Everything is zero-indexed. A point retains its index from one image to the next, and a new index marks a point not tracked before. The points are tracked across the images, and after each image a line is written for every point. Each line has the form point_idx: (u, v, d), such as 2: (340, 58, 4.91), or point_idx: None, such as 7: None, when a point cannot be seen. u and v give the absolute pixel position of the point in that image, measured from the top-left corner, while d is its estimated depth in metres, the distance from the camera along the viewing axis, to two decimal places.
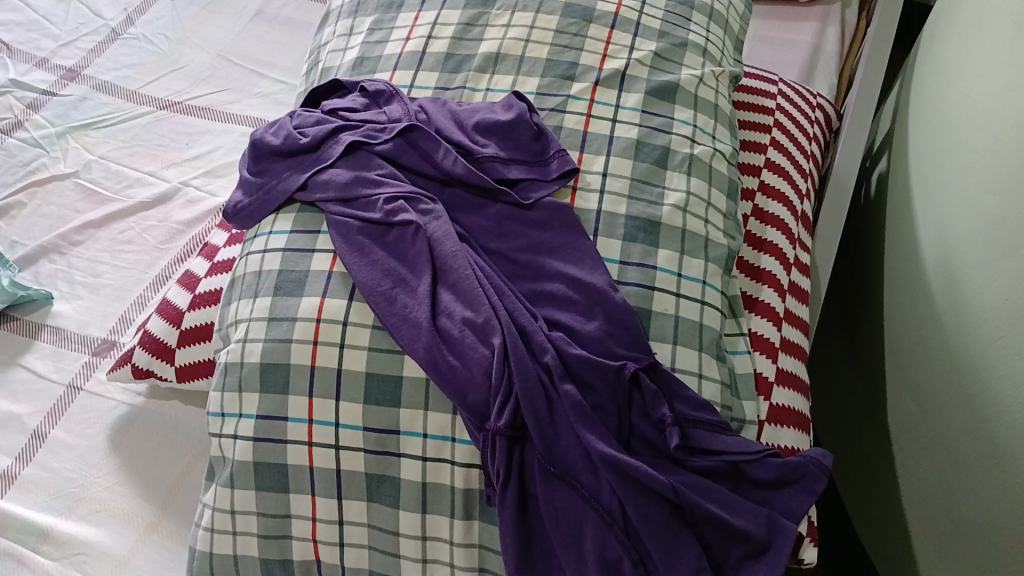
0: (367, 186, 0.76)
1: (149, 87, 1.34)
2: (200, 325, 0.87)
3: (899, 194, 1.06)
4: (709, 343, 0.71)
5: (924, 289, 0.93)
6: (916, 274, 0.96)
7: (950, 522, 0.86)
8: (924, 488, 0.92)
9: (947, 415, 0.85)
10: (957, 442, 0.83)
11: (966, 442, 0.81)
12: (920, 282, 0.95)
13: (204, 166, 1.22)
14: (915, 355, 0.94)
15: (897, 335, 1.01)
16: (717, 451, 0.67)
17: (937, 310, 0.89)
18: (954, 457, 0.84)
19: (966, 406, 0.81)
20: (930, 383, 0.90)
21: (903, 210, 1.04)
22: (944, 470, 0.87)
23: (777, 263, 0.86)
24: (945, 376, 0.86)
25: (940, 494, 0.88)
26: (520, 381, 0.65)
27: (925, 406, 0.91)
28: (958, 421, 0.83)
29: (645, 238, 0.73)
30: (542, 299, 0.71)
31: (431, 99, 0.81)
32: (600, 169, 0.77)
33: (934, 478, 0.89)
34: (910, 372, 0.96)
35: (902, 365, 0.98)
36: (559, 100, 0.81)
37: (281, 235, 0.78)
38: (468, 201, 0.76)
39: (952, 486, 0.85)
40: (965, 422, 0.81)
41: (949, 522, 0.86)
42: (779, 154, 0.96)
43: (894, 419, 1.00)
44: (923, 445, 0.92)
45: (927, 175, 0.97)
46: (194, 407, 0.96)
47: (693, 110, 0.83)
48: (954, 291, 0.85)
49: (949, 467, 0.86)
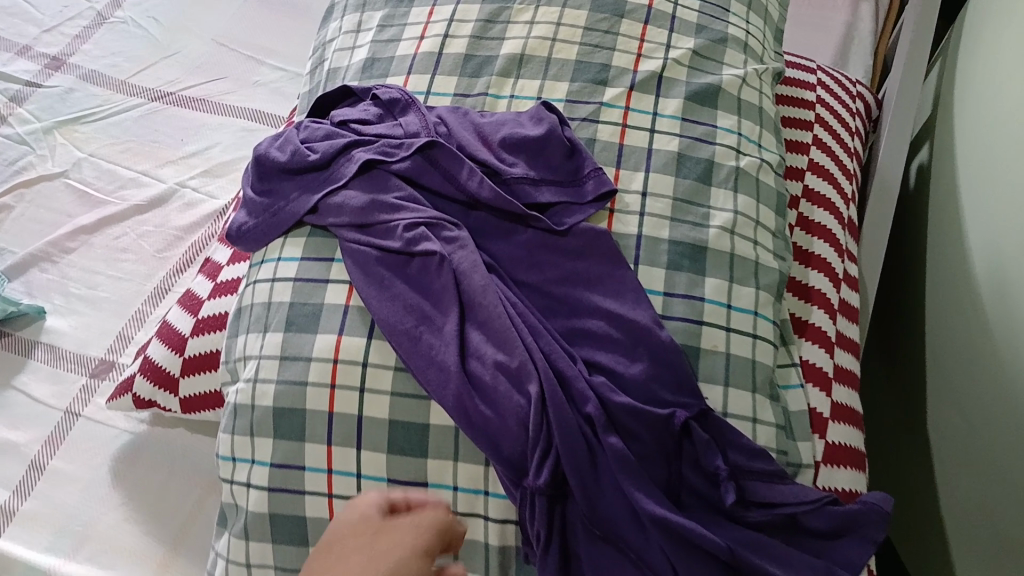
0: (385, 212, 0.68)
1: (139, 76, 1.26)
2: (205, 353, 0.82)
3: (950, 194, 0.99)
4: (762, 382, 0.66)
5: (974, 302, 0.87)
6: (966, 284, 0.90)
7: (990, 542, 0.82)
8: (965, 504, 0.88)
9: (992, 437, 0.80)
10: (999, 466, 0.78)
11: (1009, 463, 0.77)
12: (969, 293, 0.89)
13: (201, 164, 1.16)
14: (960, 366, 0.89)
15: (942, 348, 0.95)
16: (773, 504, 0.62)
17: (988, 325, 0.83)
18: (998, 479, 0.79)
19: (1012, 426, 0.76)
20: (977, 401, 0.84)
21: (953, 213, 0.97)
22: (985, 488, 0.82)
23: (825, 279, 0.80)
24: (994, 396, 0.80)
25: (983, 515, 0.83)
26: (560, 433, 0.59)
27: (970, 421, 0.86)
28: (1003, 440, 0.78)
29: (691, 266, 0.67)
30: (579, 337, 0.65)
31: (451, 110, 0.73)
32: (639, 188, 0.70)
33: (977, 497, 0.84)
34: (955, 382, 0.90)
35: (946, 378, 0.93)
36: (592, 108, 0.73)
37: (292, 262, 0.72)
38: (497, 227, 0.68)
39: (994, 506, 0.80)
40: (1010, 442, 0.76)
41: (991, 548, 0.81)
42: (822, 153, 0.90)
43: (936, 432, 0.95)
44: (965, 464, 0.87)
45: (979, 175, 0.91)
46: (204, 436, 0.90)
47: (737, 116, 0.76)
48: (1006, 306, 0.80)
49: (989, 483, 0.81)
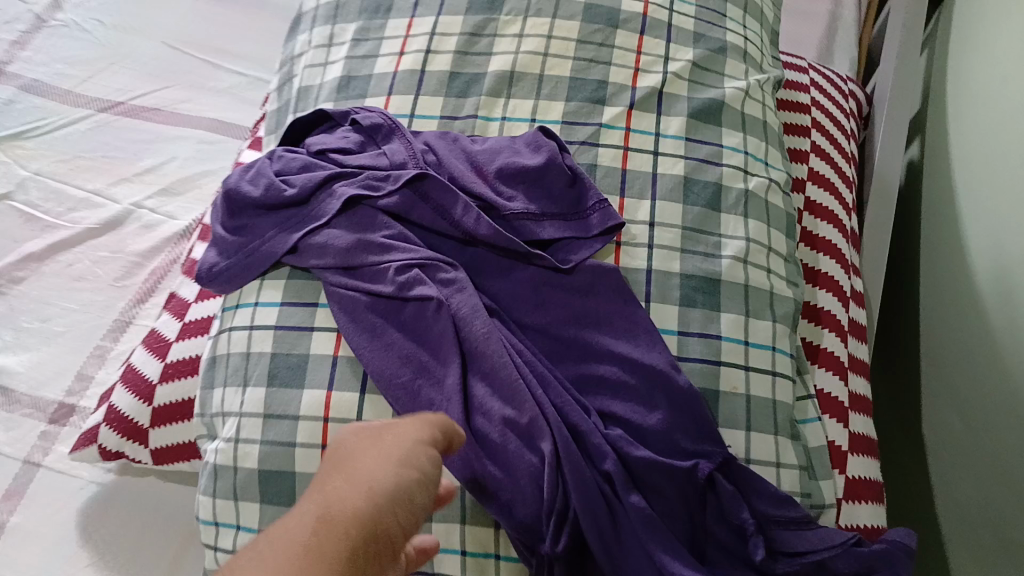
0: (374, 252, 0.63)
1: (87, 85, 1.17)
2: (177, 402, 0.76)
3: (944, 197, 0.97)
4: (784, 424, 0.62)
5: (974, 309, 0.84)
6: (966, 290, 0.87)
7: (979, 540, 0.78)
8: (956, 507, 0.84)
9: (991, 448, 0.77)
10: (990, 482, 0.75)
11: (1006, 462, 0.73)
12: (969, 300, 0.86)
13: (159, 181, 1.08)
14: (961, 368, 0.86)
15: (940, 353, 0.93)
16: (801, 552, 0.59)
17: (991, 333, 0.81)
18: (994, 479, 0.76)
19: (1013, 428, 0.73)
20: (975, 412, 0.82)
21: (952, 216, 0.94)
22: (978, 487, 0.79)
23: (834, 299, 0.76)
24: (993, 408, 0.78)
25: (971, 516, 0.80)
26: (578, 494, 0.55)
27: (966, 432, 0.84)
28: (1003, 441, 0.75)
29: (705, 300, 0.63)
30: (591, 385, 0.60)
31: (438, 135, 0.68)
32: (646, 217, 0.65)
33: (967, 508, 0.82)
34: (957, 385, 0.87)
35: (946, 385, 0.90)
36: (591, 130, 0.69)
37: (271, 308, 0.66)
38: (495, 264, 0.63)
39: (987, 504, 0.77)
40: (1011, 444, 0.73)
41: (979, 559, 0.78)
42: (822, 162, 0.87)
43: (931, 436, 0.92)
44: (957, 475, 0.85)
45: (979, 172, 0.88)
46: (177, 485, 0.85)
47: (742, 133, 0.72)
48: (1010, 306, 0.77)
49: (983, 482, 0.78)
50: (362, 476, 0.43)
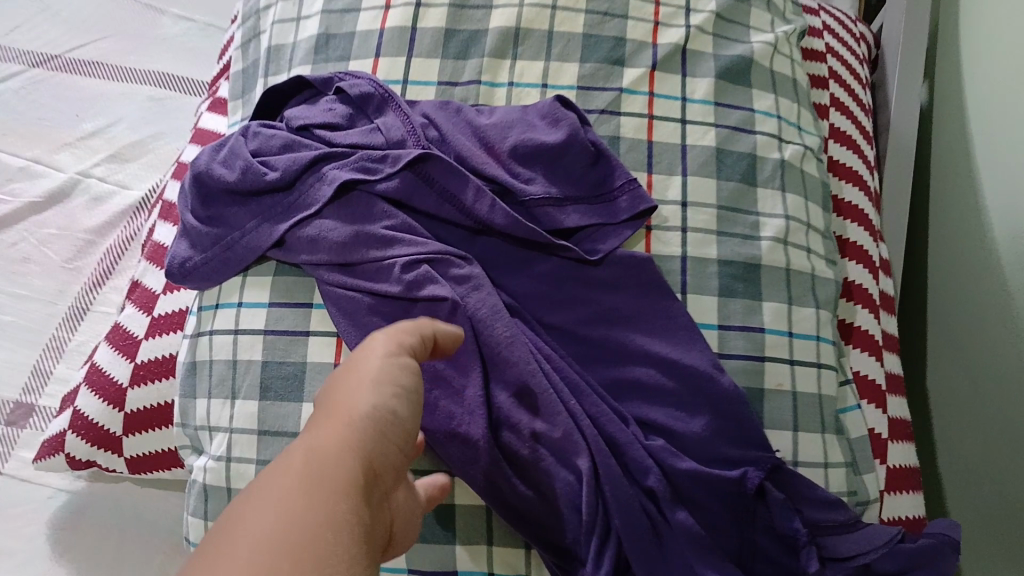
0: (374, 246, 0.55)
1: (14, 36, 1.04)
2: (154, 407, 0.69)
3: (941, 139, 0.92)
4: (830, 418, 0.58)
5: (986, 263, 0.80)
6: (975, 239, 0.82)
7: (994, 520, 0.75)
8: (965, 474, 0.81)
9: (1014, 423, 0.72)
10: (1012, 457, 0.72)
11: None
12: (979, 252, 0.81)
13: (106, 147, 0.96)
14: (973, 335, 0.81)
15: (946, 311, 0.87)
16: (845, 556, 0.55)
17: (1008, 289, 0.76)
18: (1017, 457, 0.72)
19: None
20: (987, 371, 0.78)
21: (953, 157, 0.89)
22: (996, 464, 0.75)
23: (865, 271, 0.71)
24: (1008, 370, 0.74)
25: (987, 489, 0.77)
26: (620, 514, 0.50)
27: (979, 400, 0.79)
28: None
29: (745, 289, 0.57)
30: (626, 389, 0.55)
31: (438, 104, 0.59)
32: (677, 197, 0.59)
33: (974, 469, 0.80)
34: (970, 349, 0.82)
35: (955, 344, 0.85)
36: (611, 96, 0.61)
37: (258, 310, 0.59)
38: (513, 256, 0.57)
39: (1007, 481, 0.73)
40: None
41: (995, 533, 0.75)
42: (842, 117, 0.80)
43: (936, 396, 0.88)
44: (962, 433, 0.82)
45: (994, 123, 0.80)
46: (169, 494, 0.76)
47: (773, 94, 0.64)
48: None
49: (1005, 459, 0.74)
50: (330, 411, 0.37)
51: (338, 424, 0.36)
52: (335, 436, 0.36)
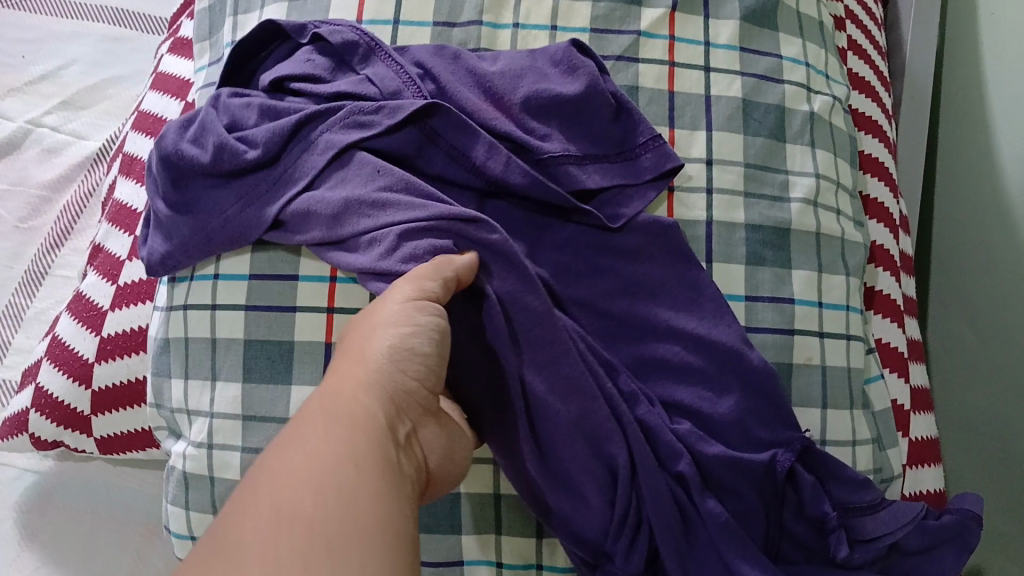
0: (367, 212, 0.48)
1: None
2: (124, 384, 0.63)
3: (946, 80, 0.86)
4: (858, 395, 0.54)
5: (1003, 220, 0.76)
6: (987, 189, 0.78)
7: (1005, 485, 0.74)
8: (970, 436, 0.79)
9: None
10: None
11: None
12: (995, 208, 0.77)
13: (57, 91, 0.88)
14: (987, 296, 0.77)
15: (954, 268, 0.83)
16: (871, 537, 0.50)
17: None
18: None
19: None
20: (996, 329, 0.75)
21: (960, 101, 0.82)
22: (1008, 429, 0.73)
23: (886, 231, 0.66)
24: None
25: (997, 453, 0.75)
26: (653, 505, 0.46)
27: (989, 362, 0.76)
28: None
29: (774, 257, 0.53)
30: (650, 368, 0.50)
31: (433, 50, 0.53)
32: (702, 154, 0.54)
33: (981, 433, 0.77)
34: (980, 310, 0.78)
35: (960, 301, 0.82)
36: (628, 41, 0.55)
37: (238, 284, 0.52)
38: (524, 223, 0.51)
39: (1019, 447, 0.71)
40: None
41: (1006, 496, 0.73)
42: (860, 62, 0.73)
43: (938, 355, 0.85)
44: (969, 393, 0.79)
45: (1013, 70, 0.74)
46: (144, 473, 0.71)
47: (802, 39, 0.58)
48: None
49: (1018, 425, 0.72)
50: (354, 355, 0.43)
51: (356, 364, 0.42)
52: (354, 376, 0.42)
